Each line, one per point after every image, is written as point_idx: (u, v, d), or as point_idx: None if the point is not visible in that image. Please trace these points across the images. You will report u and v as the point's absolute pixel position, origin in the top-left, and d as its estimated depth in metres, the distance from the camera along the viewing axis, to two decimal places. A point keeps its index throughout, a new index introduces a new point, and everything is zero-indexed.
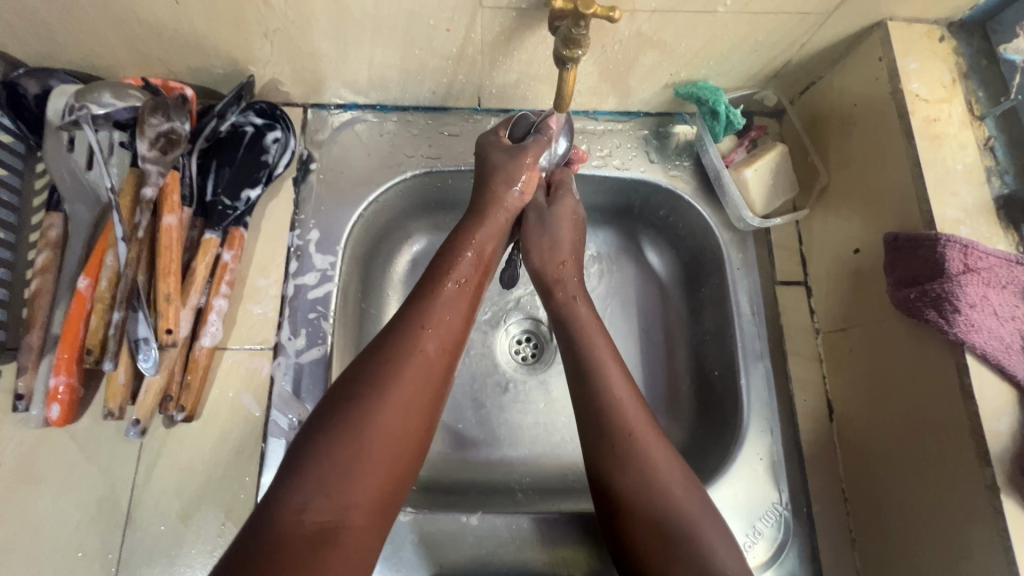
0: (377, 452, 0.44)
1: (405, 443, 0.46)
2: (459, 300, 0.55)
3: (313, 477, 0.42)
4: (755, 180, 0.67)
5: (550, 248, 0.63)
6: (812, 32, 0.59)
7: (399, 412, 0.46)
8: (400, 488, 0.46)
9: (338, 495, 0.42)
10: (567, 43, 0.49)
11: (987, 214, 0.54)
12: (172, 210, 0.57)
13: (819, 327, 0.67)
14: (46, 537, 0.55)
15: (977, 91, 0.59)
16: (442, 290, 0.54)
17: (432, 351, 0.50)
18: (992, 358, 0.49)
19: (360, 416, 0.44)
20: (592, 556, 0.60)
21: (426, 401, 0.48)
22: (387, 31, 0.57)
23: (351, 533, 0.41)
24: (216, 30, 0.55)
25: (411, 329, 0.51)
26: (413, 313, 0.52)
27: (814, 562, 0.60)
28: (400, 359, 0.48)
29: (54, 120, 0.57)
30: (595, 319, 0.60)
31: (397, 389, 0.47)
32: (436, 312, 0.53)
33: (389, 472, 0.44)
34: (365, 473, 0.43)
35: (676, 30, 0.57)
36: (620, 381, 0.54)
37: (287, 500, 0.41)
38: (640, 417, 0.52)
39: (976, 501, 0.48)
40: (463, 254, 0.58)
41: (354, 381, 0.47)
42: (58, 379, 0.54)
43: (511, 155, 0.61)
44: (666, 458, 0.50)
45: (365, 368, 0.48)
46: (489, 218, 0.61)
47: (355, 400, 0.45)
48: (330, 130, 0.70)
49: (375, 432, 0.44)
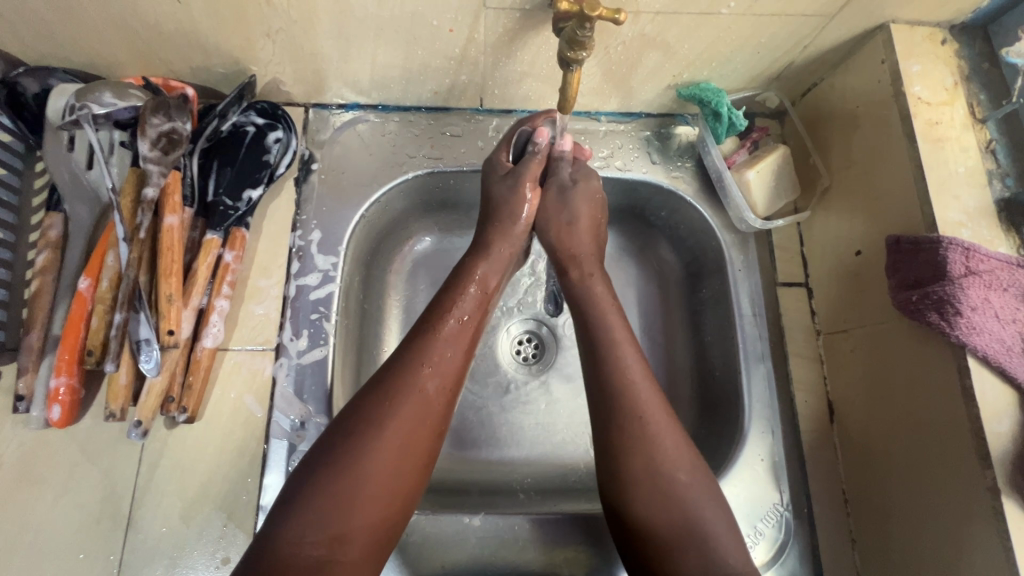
0: (373, 487, 0.44)
1: (403, 479, 0.46)
2: (462, 336, 0.54)
3: (307, 511, 0.42)
4: (757, 181, 0.67)
5: (569, 225, 0.64)
6: (815, 34, 0.60)
7: (397, 450, 0.46)
8: (398, 519, 0.46)
9: (331, 529, 0.42)
10: (571, 45, 0.48)
11: (989, 217, 0.54)
12: (173, 210, 0.56)
13: (819, 328, 0.67)
14: (47, 538, 0.55)
15: (979, 93, 0.59)
16: (445, 325, 0.54)
17: (432, 390, 0.49)
18: (993, 361, 0.49)
19: (358, 451, 0.44)
20: (594, 557, 0.60)
21: (424, 437, 0.48)
22: (391, 32, 0.56)
23: (344, 567, 0.42)
24: (218, 29, 0.55)
25: (412, 361, 0.50)
26: (413, 349, 0.51)
27: (815, 562, 0.60)
28: (400, 394, 0.48)
29: (54, 119, 0.56)
30: (611, 302, 0.60)
31: (396, 424, 0.46)
32: (439, 347, 0.52)
33: (385, 507, 0.45)
34: (359, 508, 0.43)
35: (679, 32, 0.57)
36: (632, 370, 0.54)
37: (284, 534, 0.41)
38: (653, 402, 0.52)
39: (977, 502, 0.49)
40: (466, 289, 0.58)
41: (351, 417, 0.47)
42: (59, 380, 0.54)
43: (507, 186, 0.63)
44: (679, 447, 0.51)
45: (365, 404, 0.47)
46: (492, 252, 0.61)
47: (354, 436, 0.45)
48: (331, 130, 0.70)
49: (372, 468, 0.44)
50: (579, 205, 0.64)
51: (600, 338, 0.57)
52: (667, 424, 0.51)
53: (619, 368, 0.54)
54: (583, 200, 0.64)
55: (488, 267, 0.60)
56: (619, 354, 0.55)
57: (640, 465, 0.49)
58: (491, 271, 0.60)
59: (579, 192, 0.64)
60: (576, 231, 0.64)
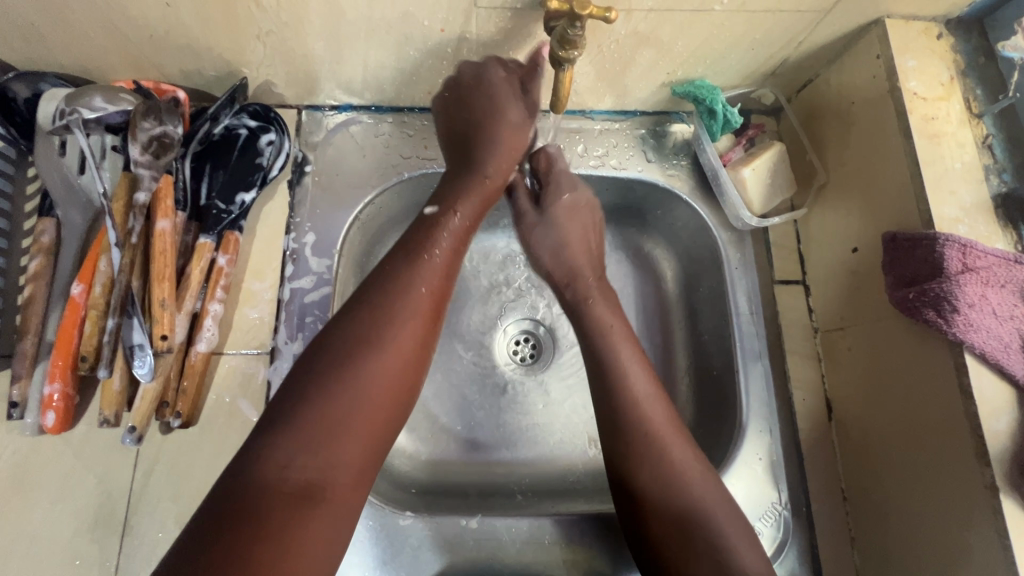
0: (357, 413, 0.43)
1: (388, 404, 0.45)
2: (442, 268, 0.53)
3: (291, 439, 0.41)
4: (753, 179, 0.67)
5: (556, 247, 0.66)
6: (810, 29, 0.59)
7: (381, 376, 0.45)
8: (382, 450, 0.45)
9: (318, 456, 0.41)
10: (562, 44, 0.48)
11: (986, 212, 0.54)
12: (165, 214, 0.56)
13: (817, 326, 0.67)
14: (43, 545, 0.55)
15: (975, 88, 0.58)
16: (425, 256, 0.53)
17: (416, 312, 0.49)
18: (990, 358, 0.49)
19: (340, 374, 0.44)
20: (593, 557, 0.60)
21: (406, 363, 0.47)
22: (381, 32, 0.56)
23: (334, 494, 0.41)
24: (207, 32, 0.55)
25: (396, 286, 0.50)
26: (392, 277, 0.51)
27: (813, 560, 0.60)
28: (381, 322, 0.47)
29: (45, 124, 0.56)
30: (614, 318, 0.61)
31: (376, 353, 0.46)
32: (418, 274, 0.51)
33: (371, 434, 0.44)
34: (345, 438, 0.42)
35: (672, 29, 0.56)
36: (646, 398, 0.54)
37: (266, 461, 0.40)
38: (662, 416, 0.53)
39: (977, 501, 0.48)
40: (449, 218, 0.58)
41: (333, 344, 0.46)
42: (53, 387, 0.54)
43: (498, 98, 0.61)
44: (685, 457, 0.51)
45: (346, 331, 0.47)
46: (476, 186, 0.61)
47: (334, 362, 0.45)
48: (324, 132, 0.69)
49: (357, 394, 0.44)
50: (568, 228, 0.66)
51: (602, 348, 0.58)
52: (679, 439, 0.52)
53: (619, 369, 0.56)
54: (568, 220, 0.66)
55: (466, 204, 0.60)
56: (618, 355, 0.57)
57: (651, 475, 0.50)
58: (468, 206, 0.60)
59: (564, 208, 0.67)
60: (571, 253, 0.66)
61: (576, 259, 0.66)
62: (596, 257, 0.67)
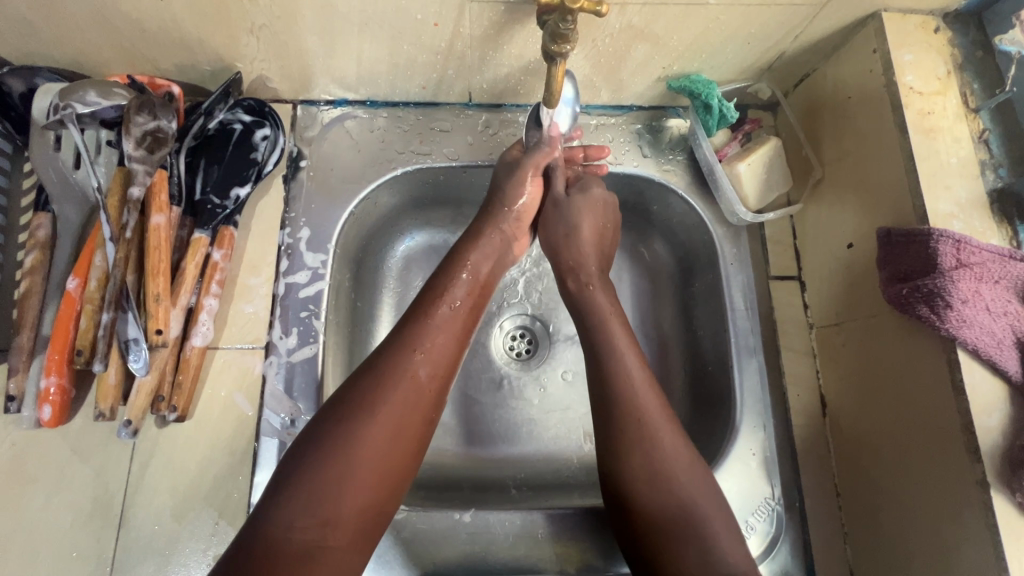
0: (361, 474, 0.44)
1: (394, 460, 0.46)
2: (456, 326, 0.53)
3: (298, 500, 0.42)
4: (749, 174, 0.67)
5: (566, 235, 0.64)
6: (806, 23, 0.59)
7: (388, 435, 0.46)
8: (388, 503, 0.46)
9: (322, 514, 0.42)
10: (554, 38, 0.47)
11: (981, 208, 0.54)
12: (160, 209, 0.56)
13: (813, 322, 0.67)
14: (40, 537, 0.56)
15: (972, 83, 0.58)
16: (437, 311, 0.53)
17: (423, 376, 0.49)
18: (983, 354, 0.48)
19: (347, 435, 0.44)
20: (586, 551, 0.60)
21: (413, 423, 0.47)
22: (374, 26, 0.56)
23: (332, 554, 0.42)
24: (199, 26, 0.54)
25: (404, 347, 0.50)
26: (406, 338, 0.51)
27: (806, 556, 0.60)
28: (390, 383, 0.47)
29: (39, 118, 0.56)
30: (612, 308, 0.60)
31: (384, 413, 0.46)
32: (430, 334, 0.51)
33: (376, 487, 0.45)
34: (349, 494, 0.43)
35: (667, 23, 0.56)
36: (652, 409, 0.52)
37: (275, 520, 0.41)
38: (675, 441, 0.51)
39: (968, 496, 0.48)
40: (459, 274, 0.57)
41: (341, 406, 0.46)
42: (49, 380, 0.54)
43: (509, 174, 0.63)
44: (696, 486, 0.49)
45: (355, 391, 0.47)
46: (483, 240, 0.60)
47: (343, 424, 0.45)
48: (319, 126, 0.69)
49: (362, 454, 0.44)
50: (582, 217, 0.64)
51: (604, 349, 0.56)
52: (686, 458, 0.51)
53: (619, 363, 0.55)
54: (587, 212, 0.64)
55: (480, 257, 0.59)
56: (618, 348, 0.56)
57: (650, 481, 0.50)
58: (484, 261, 0.59)
59: (588, 199, 0.64)
60: (576, 241, 0.64)
61: (584, 251, 0.64)
62: (604, 252, 0.66)
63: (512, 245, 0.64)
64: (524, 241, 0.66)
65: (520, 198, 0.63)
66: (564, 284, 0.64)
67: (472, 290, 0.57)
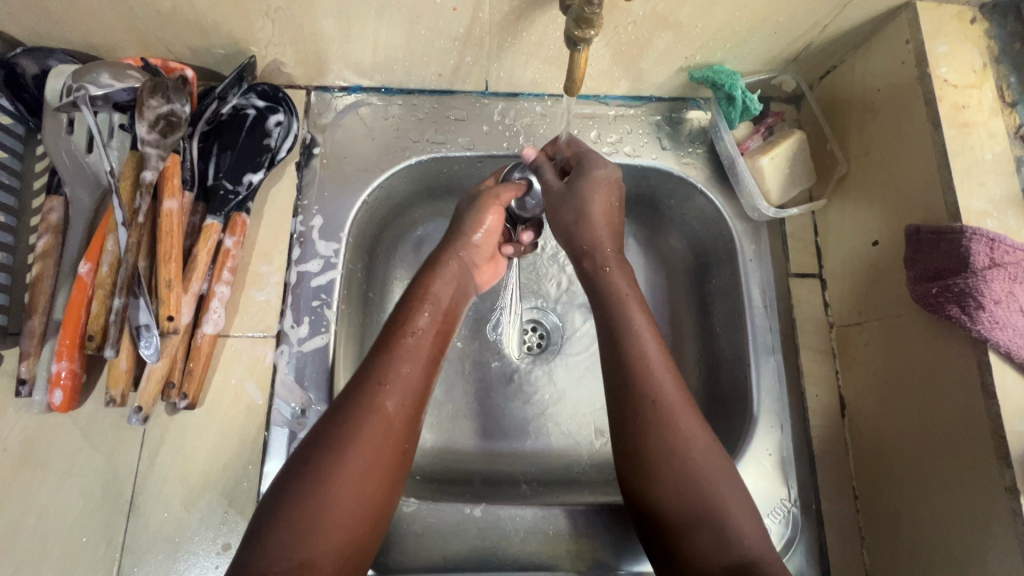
0: (337, 513, 0.42)
1: (370, 500, 0.44)
2: (423, 356, 0.51)
3: (275, 541, 0.41)
4: (771, 168, 0.65)
5: (574, 222, 0.59)
6: (836, 12, 0.57)
7: (360, 476, 0.44)
8: (368, 540, 0.45)
9: (301, 557, 0.41)
10: (579, 23, 0.46)
11: (1016, 206, 0.52)
12: (172, 193, 0.55)
13: (833, 321, 0.65)
14: (50, 522, 0.55)
15: (1009, 76, 0.56)
16: (402, 343, 0.50)
17: (392, 411, 0.47)
18: (1017, 357, 0.47)
19: (319, 477, 0.43)
20: (598, 546, 0.59)
21: (386, 460, 0.46)
22: (392, 10, 0.55)
23: None
24: (216, 9, 0.54)
25: (371, 382, 0.48)
26: (370, 369, 0.49)
27: (823, 559, 0.58)
28: (360, 415, 0.46)
29: (52, 101, 0.55)
30: (632, 288, 0.57)
31: (356, 451, 0.44)
32: (396, 365, 0.49)
33: (354, 527, 0.43)
34: (327, 533, 0.42)
35: (693, 11, 0.54)
36: (657, 369, 0.51)
37: (252, 565, 0.40)
38: (675, 390, 0.51)
39: (996, 504, 0.47)
40: (421, 304, 0.54)
41: (314, 445, 0.44)
42: (61, 364, 0.54)
43: (472, 206, 0.60)
44: (696, 435, 0.49)
45: (326, 431, 0.45)
46: (440, 268, 0.57)
47: (314, 464, 0.43)
48: (334, 114, 0.68)
49: (334, 494, 0.43)
50: (590, 203, 0.58)
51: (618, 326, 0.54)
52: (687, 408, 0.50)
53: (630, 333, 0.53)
54: (596, 192, 0.58)
55: (441, 287, 0.56)
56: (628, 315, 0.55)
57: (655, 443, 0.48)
58: (446, 291, 0.56)
59: (591, 180, 0.58)
60: (588, 225, 0.59)
61: (596, 231, 0.59)
62: (618, 233, 0.60)
63: (472, 272, 0.60)
64: (486, 266, 0.62)
65: (477, 228, 0.59)
66: (581, 267, 0.60)
67: (436, 322, 0.54)
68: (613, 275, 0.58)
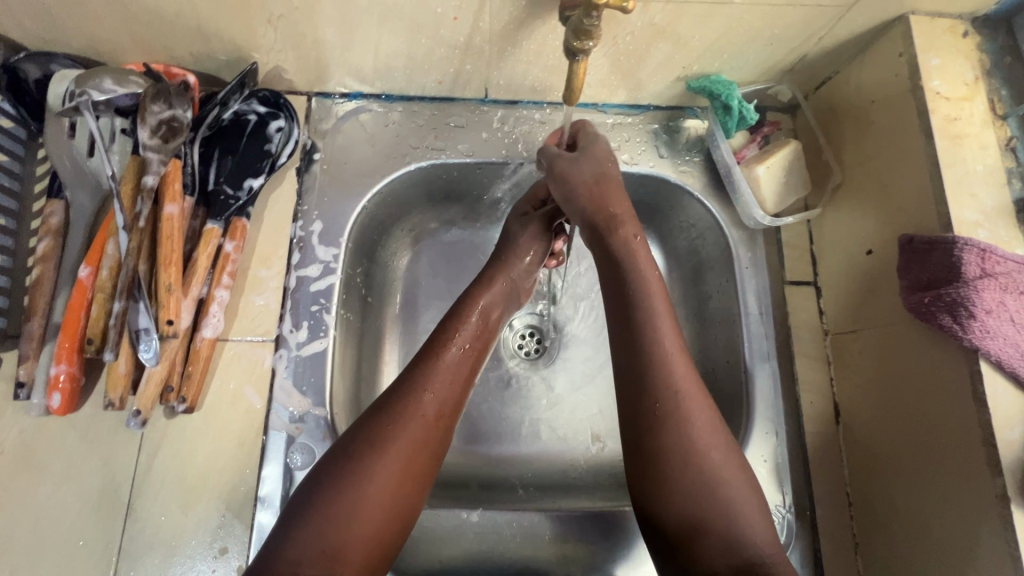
0: (371, 508, 0.43)
1: (403, 500, 0.45)
2: (464, 370, 0.53)
3: (308, 530, 0.41)
4: (767, 177, 0.66)
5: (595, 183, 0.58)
6: (831, 25, 0.58)
7: (396, 473, 0.45)
8: (394, 542, 0.45)
9: (333, 547, 0.41)
10: (578, 34, 0.46)
11: (1007, 217, 0.52)
12: (173, 198, 0.56)
13: (828, 329, 0.66)
14: (47, 525, 0.55)
15: (1001, 89, 0.57)
16: (447, 354, 0.53)
17: (432, 416, 0.48)
18: (1007, 366, 0.48)
19: (358, 471, 0.44)
20: (593, 551, 0.59)
21: (423, 463, 0.47)
22: (393, 19, 0.55)
23: None
24: (218, 16, 0.54)
25: (415, 386, 0.49)
26: (415, 375, 0.51)
27: (816, 565, 0.59)
28: (402, 415, 0.47)
29: (54, 105, 0.56)
30: (652, 263, 0.56)
31: (395, 449, 0.45)
32: (438, 374, 0.51)
33: (383, 526, 0.44)
34: (358, 527, 0.42)
35: (690, 22, 0.55)
36: (672, 358, 0.50)
37: (283, 553, 0.40)
38: (691, 382, 0.49)
39: (987, 510, 0.47)
40: (468, 317, 0.57)
41: (355, 440, 0.46)
42: (59, 368, 0.54)
43: (524, 230, 0.65)
44: (710, 429, 0.48)
45: (367, 428, 0.46)
46: (496, 283, 0.61)
47: (355, 458, 0.44)
48: (334, 120, 0.69)
49: (370, 489, 0.43)
50: (606, 168, 0.59)
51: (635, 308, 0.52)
52: (700, 403, 0.49)
53: (649, 323, 0.51)
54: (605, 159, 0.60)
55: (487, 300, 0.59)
56: (648, 300, 0.52)
57: (673, 436, 0.47)
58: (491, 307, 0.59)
59: (598, 151, 0.60)
60: (605, 191, 0.58)
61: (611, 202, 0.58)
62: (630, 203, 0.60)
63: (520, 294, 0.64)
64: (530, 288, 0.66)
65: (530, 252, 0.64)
66: (600, 238, 0.57)
67: (475, 338, 0.56)
68: (632, 247, 0.56)
